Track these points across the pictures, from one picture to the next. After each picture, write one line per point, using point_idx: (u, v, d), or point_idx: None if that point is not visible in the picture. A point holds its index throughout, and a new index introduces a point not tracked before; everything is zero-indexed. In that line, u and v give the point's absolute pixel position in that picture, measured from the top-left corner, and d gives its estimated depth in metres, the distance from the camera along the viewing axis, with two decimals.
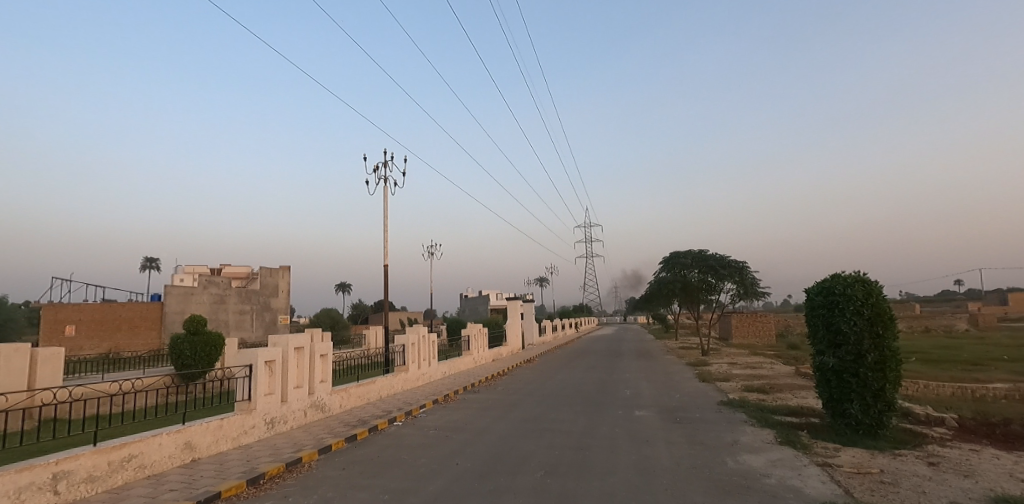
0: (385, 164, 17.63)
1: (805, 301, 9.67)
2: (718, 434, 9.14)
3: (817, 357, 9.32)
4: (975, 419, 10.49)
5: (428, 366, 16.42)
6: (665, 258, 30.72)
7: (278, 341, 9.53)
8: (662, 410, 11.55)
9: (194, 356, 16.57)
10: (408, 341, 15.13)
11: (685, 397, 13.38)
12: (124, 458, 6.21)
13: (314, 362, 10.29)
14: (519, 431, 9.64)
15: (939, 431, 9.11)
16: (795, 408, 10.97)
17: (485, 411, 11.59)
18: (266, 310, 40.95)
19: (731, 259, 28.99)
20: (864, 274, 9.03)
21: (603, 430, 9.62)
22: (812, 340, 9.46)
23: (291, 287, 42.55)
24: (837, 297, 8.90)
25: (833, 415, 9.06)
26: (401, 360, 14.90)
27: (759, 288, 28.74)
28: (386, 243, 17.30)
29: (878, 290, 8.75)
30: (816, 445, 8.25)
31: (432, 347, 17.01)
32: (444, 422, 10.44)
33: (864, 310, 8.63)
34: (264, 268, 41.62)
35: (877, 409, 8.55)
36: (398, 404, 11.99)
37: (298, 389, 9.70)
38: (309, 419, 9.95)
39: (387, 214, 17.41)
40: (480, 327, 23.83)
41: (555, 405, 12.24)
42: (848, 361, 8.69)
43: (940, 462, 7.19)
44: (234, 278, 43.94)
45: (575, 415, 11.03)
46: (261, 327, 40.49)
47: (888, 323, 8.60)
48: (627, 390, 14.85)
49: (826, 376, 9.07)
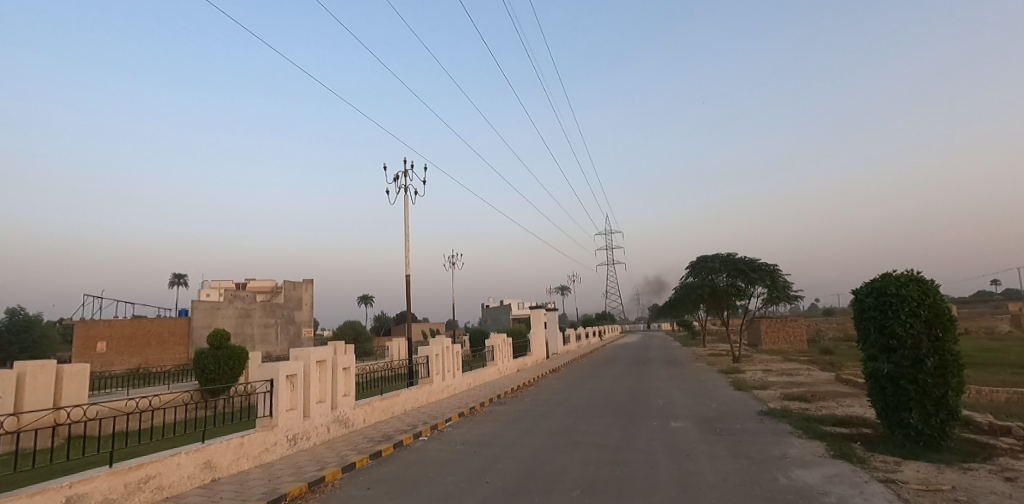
0: (405, 173, 17.46)
1: (854, 303, 9.06)
2: (765, 447, 8.55)
3: (869, 363, 8.70)
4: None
5: (452, 378, 16.04)
6: (692, 263, 29.99)
7: (299, 355, 9.26)
8: (699, 420, 10.98)
9: (218, 370, 16.47)
10: (431, 352, 14.78)
11: (722, 407, 12.73)
12: (141, 479, 5.93)
13: (336, 376, 9.99)
14: (550, 445, 9.18)
15: (1007, 442, 8.38)
16: (843, 418, 10.31)
17: (513, 424, 11.16)
18: (290, 323, 41.13)
19: (761, 261, 28.15)
20: (918, 273, 8.41)
21: (639, 443, 9.10)
22: (863, 344, 8.85)
23: (314, 300, 42.74)
24: (889, 298, 8.29)
25: (889, 426, 8.41)
26: (425, 372, 14.55)
27: (791, 291, 27.80)
28: (408, 253, 17.06)
29: (936, 289, 8.13)
30: (874, 458, 7.63)
31: (456, 358, 16.65)
32: (471, 436, 10.03)
33: (921, 311, 8.01)
34: (288, 281, 41.90)
35: (940, 419, 7.89)
36: (423, 418, 11.63)
37: (320, 404, 9.40)
38: (332, 434, 9.63)
39: (409, 224, 17.22)
40: (504, 337, 23.40)
41: (585, 417, 11.75)
42: (905, 366, 8.07)
43: (1018, 477, 6.53)
44: (259, 291, 44.33)
45: (607, 427, 10.53)
46: (286, 341, 40.68)
47: (948, 325, 7.98)
48: (660, 400, 14.25)
49: (880, 383, 8.45)
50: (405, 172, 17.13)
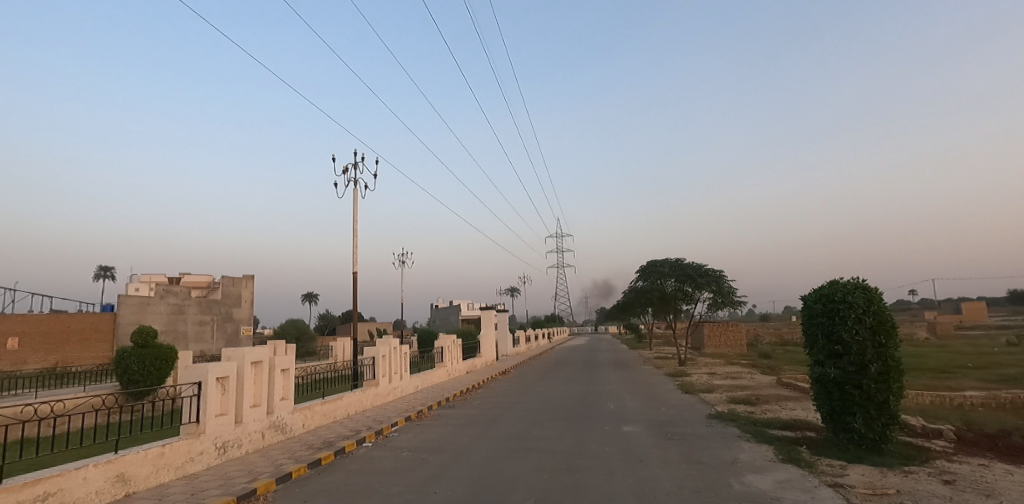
0: (355, 165, 16.74)
1: (803, 309, 9.19)
2: (716, 452, 8.54)
3: (816, 368, 8.85)
4: (971, 430, 10.18)
5: (399, 380, 15.46)
6: (642, 267, 30.44)
7: (232, 355, 8.54)
8: (651, 424, 10.95)
9: (141, 371, 15.22)
10: (378, 353, 14.17)
11: (671, 410, 12.80)
12: (38, 497, 5.17)
13: (273, 378, 9.29)
14: (502, 451, 8.85)
15: (940, 444, 8.71)
16: (788, 421, 10.51)
17: (462, 429, 10.76)
18: (227, 321, 39.05)
19: (708, 267, 28.89)
20: (864, 281, 8.61)
21: (592, 449, 8.91)
22: (811, 350, 8.99)
23: (255, 297, 40.80)
24: (837, 305, 8.44)
25: (834, 430, 8.57)
26: (370, 374, 13.92)
27: (736, 297, 28.67)
28: (356, 249, 16.35)
29: (880, 296, 8.34)
30: (821, 462, 7.73)
31: (404, 359, 16.08)
32: (418, 442, 9.56)
33: (867, 317, 8.20)
34: (226, 277, 39.80)
35: (882, 423, 8.09)
36: (367, 422, 11.05)
37: (254, 409, 8.70)
38: (267, 441, 8.94)
39: (358, 218, 16.52)
40: (454, 338, 22.93)
41: (537, 421, 11.50)
42: (850, 372, 8.24)
43: (956, 480, 6.73)
44: (193, 287, 41.84)
45: (560, 432, 10.31)
46: (222, 340, 38.54)
47: (892, 331, 8.18)
48: (611, 403, 14.19)
49: (826, 388, 8.60)
50: (355, 164, 16.38)
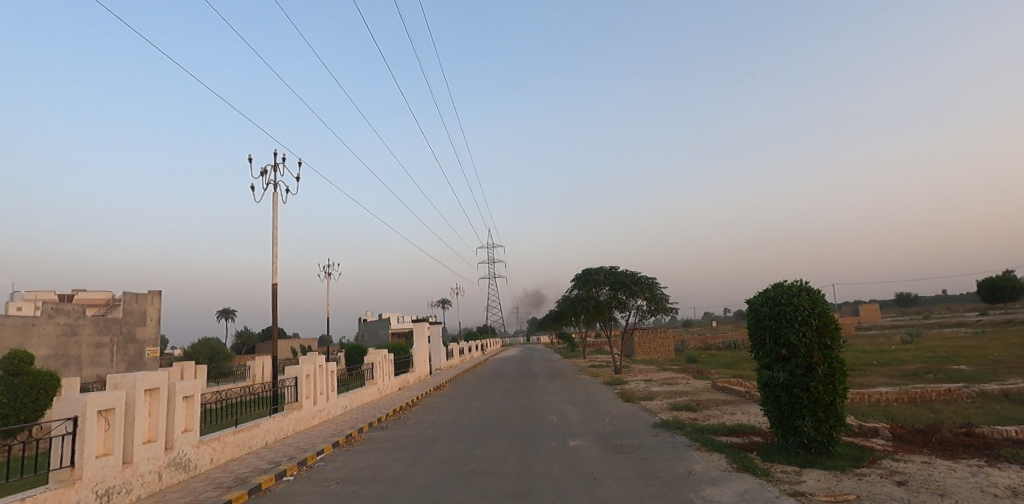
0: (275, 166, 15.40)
1: (749, 312, 9.07)
2: (669, 464, 8.17)
3: (764, 372, 8.71)
4: (902, 427, 10.50)
5: (326, 401, 14.18)
6: (578, 275, 30.48)
7: (121, 382, 7.19)
8: (597, 437, 10.48)
9: (12, 402, 12.92)
10: (301, 373, 12.85)
11: (615, 421, 12.44)
12: None
13: (173, 407, 7.98)
14: (441, 477, 8.04)
15: (879, 443, 8.84)
16: (734, 427, 10.38)
17: (397, 453, 9.81)
18: (130, 342, 35.28)
19: (641, 274, 29.36)
20: (807, 283, 8.60)
21: (540, 468, 8.28)
22: (757, 355, 8.87)
23: (162, 315, 37.24)
24: (783, 307, 8.35)
25: (782, 434, 8.43)
26: (293, 396, 12.60)
27: (668, 303, 29.29)
28: (276, 258, 14.95)
29: (823, 298, 8.35)
30: (775, 469, 7.53)
31: (331, 378, 14.80)
32: (347, 472, 8.52)
33: (812, 320, 8.15)
34: (128, 294, 36.04)
35: (829, 426, 8.02)
36: (288, 451, 9.84)
37: (148, 445, 7.36)
38: (164, 483, 7.60)
39: (278, 225, 15.18)
40: (385, 353, 21.69)
41: (477, 440, 10.74)
42: (798, 375, 8.14)
43: (908, 481, 6.69)
44: (89, 304, 37.46)
45: (503, 451, 9.62)
46: (124, 363, 34.71)
47: (835, 333, 8.19)
48: (553, 416, 13.68)
49: (774, 392, 8.46)
50: (275, 166, 15.00)
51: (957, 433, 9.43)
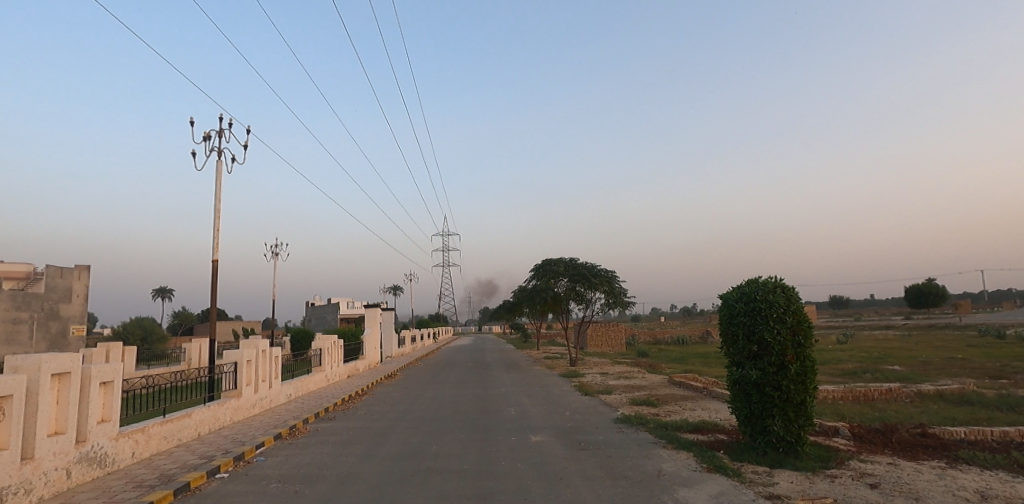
0: (219, 132, 14.08)
1: (722, 308, 8.79)
2: (636, 463, 7.82)
3: (735, 369, 8.46)
4: (859, 426, 10.60)
5: (268, 388, 13.16)
6: (538, 265, 30.16)
7: (23, 365, 6.17)
8: (559, 432, 10.07)
9: None
10: (242, 358, 11.82)
11: (575, 415, 12.08)
12: None
13: (87, 394, 6.98)
14: (395, 475, 7.39)
15: (842, 443, 8.80)
16: (698, 423, 10.18)
17: (345, 448, 9.07)
18: (51, 319, 32.46)
19: (600, 267, 29.31)
20: (782, 280, 8.41)
21: (502, 467, 7.76)
22: (729, 352, 8.63)
23: (90, 291, 34.45)
24: (758, 304, 8.10)
25: (750, 433, 8.23)
26: (231, 383, 11.56)
27: (625, 297, 29.40)
28: (217, 233, 13.73)
29: (797, 296, 8.16)
30: (746, 469, 7.29)
31: (275, 364, 13.80)
32: (289, 470, 7.75)
33: (787, 317, 7.95)
34: (51, 268, 33.06)
35: (798, 425, 7.87)
36: (223, 444, 8.93)
37: (54, 438, 6.37)
38: (72, 481, 6.61)
39: (221, 197, 13.94)
40: (334, 339, 20.63)
41: (433, 434, 10.11)
42: (770, 373, 7.92)
43: (881, 483, 6.57)
44: (5, 278, 34.18)
45: (462, 447, 9.05)
46: (44, 342, 31.92)
47: (809, 332, 8.01)
48: (511, 409, 13.22)
49: (745, 390, 8.23)
50: (220, 132, 13.73)
51: (913, 434, 9.55)
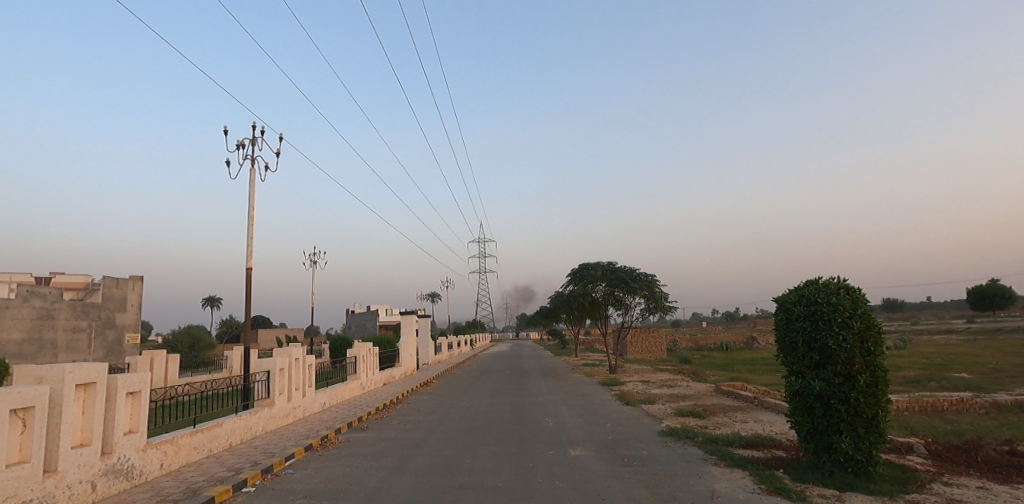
0: (253, 140, 14.10)
1: (778, 312, 8.03)
2: (687, 482, 7.14)
3: (794, 380, 7.70)
4: (937, 442, 9.55)
5: (301, 397, 13.01)
6: (575, 270, 29.53)
7: (48, 376, 6.04)
8: (600, 446, 9.45)
9: None
10: (274, 366, 11.69)
11: (616, 426, 11.41)
12: None
13: (113, 404, 6.84)
14: (424, 491, 6.95)
15: (919, 462, 7.89)
16: (752, 438, 9.37)
17: (376, 462, 8.72)
18: (108, 327, 33.79)
19: (639, 271, 28.42)
20: (846, 281, 7.61)
21: (538, 484, 7.22)
22: (786, 361, 7.87)
23: (143, 300, 35.76)
24: (820, 307, 7.34)
25: (813, 450, 7.45)
26: (264, 392, 11.42)
27: (666, 301, 28.38)
28: (251, 241, 13.74)
29: (865, 298, 7.36)
30: (811, 492, 6.54)
31: (309, 372, 13.67)
32: (317, 484, 7.43)
33: (853, 322, 7.16)
34: (108, 278, 34.46)
35: (869, 442, 7.06)
36: (252, 456, 8.70)
37: (78, 450, 6.20)
38: (98, 495, 6.45)
39: (255, 205, 13.96)
40: (370, 347, 20.50)
41: (467, 447, 9.65)
42: (837, 384, 7.12)
43: None
44: (65, 288, 35.71)
45: (497, 461, 8.57)
46: (101, 349, 33.24)
47: (879, 338, 7.19)
48: (549, 420, 12.63)
49: (807, 402, 7.46)
50: (252, 140, 13.74)
51: (1000, 452, 8.51)
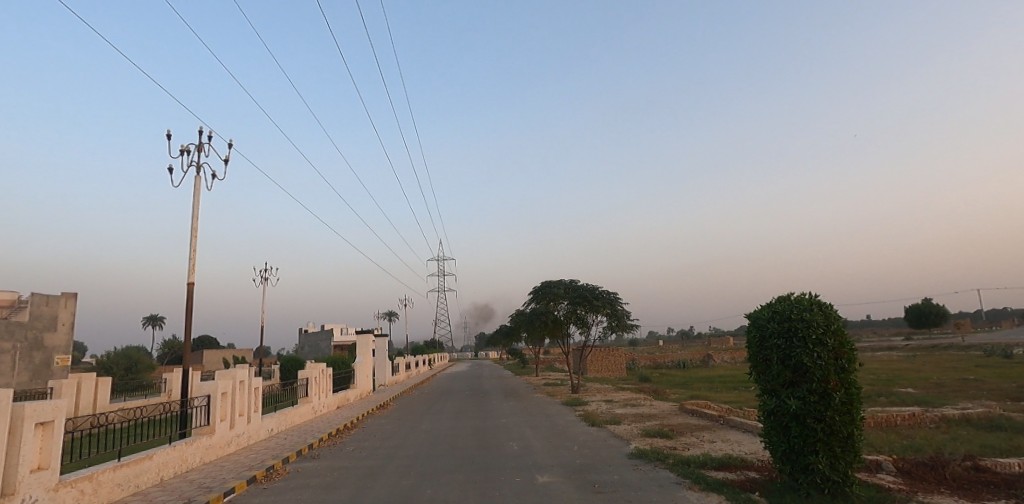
0: (199, 145, 13.19)
1: (751, 328, 7.84)
2: None
3: (768, 399, 7.50)
4: (903, 459, 9.53)
5: (245, 423, 12.00)
6: (537, 287, 29.22)
7: None
8: (569, 471, 8.99)
9: None
10: (216, 390, 10.74)
11: (583, 449, 10.98)
12: None
13: (18, 436, 5.92)
14: None
15: (890, 481, 7.80)
16: (724, 459, 9.10)
17: (327, 494, 7.96)
18: (36, 349, 31.09)
19: (601, 289, 28.35)
20: (818, 297, 7.51)
21: None
22: (760, 379, 7.68)
23: (77, 319, 33.17)
24: (794, 323, 7.19)
25: (789, 471, 7.23)
26: (203, 419, 10.43)
27: (628, 320, 28.39)
28: (193, 253, 12.78)
29: (837, 314, 7.26)
30: None
31: (254, 396, 12.67)
32: None
33: (827, 339, 7.01)
34: (37, 295, 31.82)
35: (845, 463, 6.88)
36: (187, 492, 7.80)
37: None
38: None
39: (198, 216, 13.02)
40: (323, 368, 19.44)
41: (428, 475, 9.01)
42: (812, 403, 6.94)
43: None
44: None
45: (460, 490, 7.97)
46: (27, 372, 30.49)
47: (853, 355, 7.07)
48: (513, 443, 12.10)
49: (782, 422, 7.25)
50: (198, 145, 12.86)
51: (965, 468, 8.52)
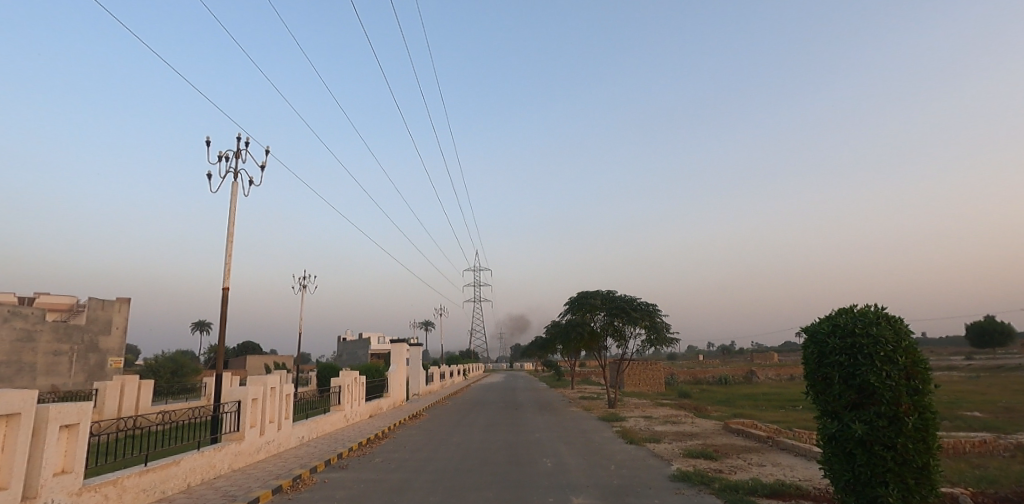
0: (237, 151, 13.31)
1: (809, 344, 7.16)
2: None
3: (829, 422, 6.80)
4: (983, 493, 8.53)
5: (275, 431, 11.90)
6: (573, 298, 28.65)
7: None
8: (605, 493, 8.43)
9: None
10: (246, 396, 10.65)
11: (621, 469, 10.35)
12: None
13: (42, 437, 5.84)
14: None
15: None
16: (776, 486, 8.37)
17: None
18: (91, 351, 32.39)
19: (640, 300, 27.54)
20: (886, 310, 6.80)
21: None
22: (819, 399, 6.98)
23: (129, 324, 34.55)
24: (858, 339, 6.50)
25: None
26: (233, 425, 10.34)
27: (667, 333, 27.43)
28: (229, 259, 12.86)
29: (908, 329, 6.54)
30: None
31: (286, 403, 12.59)
32: None
33: (897, 357, 6.30)
34: (93, 300, 33.21)
35: (919, 497, 6.12)
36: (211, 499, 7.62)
37: None
38: None
39: (235, 222, 13.11)
40: (356, 375, 19.33)
41: (456, 492, 8.61)
42: (881, 428, 6.21)
43: None
44: (49, 309, 34.40)
45: None
46: (82, 373, 31.76)
47: (927, 375, 6.32)
48: (547, 460, 11.56)
49: (846, 448, 6.53)
50: (236, 151, 12.98)
51: None
